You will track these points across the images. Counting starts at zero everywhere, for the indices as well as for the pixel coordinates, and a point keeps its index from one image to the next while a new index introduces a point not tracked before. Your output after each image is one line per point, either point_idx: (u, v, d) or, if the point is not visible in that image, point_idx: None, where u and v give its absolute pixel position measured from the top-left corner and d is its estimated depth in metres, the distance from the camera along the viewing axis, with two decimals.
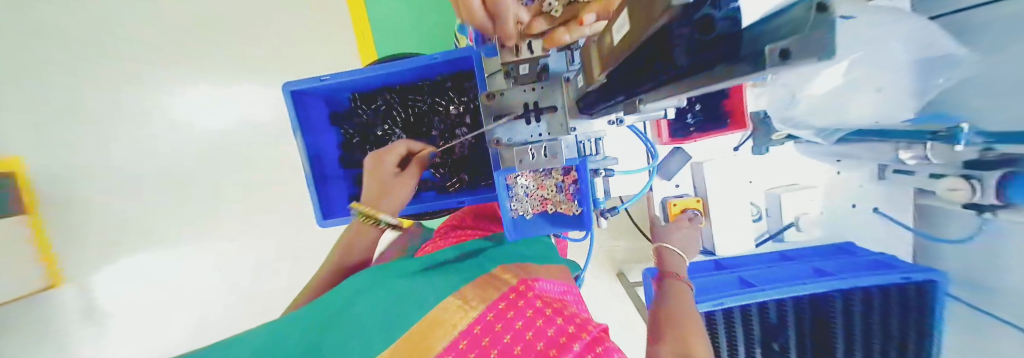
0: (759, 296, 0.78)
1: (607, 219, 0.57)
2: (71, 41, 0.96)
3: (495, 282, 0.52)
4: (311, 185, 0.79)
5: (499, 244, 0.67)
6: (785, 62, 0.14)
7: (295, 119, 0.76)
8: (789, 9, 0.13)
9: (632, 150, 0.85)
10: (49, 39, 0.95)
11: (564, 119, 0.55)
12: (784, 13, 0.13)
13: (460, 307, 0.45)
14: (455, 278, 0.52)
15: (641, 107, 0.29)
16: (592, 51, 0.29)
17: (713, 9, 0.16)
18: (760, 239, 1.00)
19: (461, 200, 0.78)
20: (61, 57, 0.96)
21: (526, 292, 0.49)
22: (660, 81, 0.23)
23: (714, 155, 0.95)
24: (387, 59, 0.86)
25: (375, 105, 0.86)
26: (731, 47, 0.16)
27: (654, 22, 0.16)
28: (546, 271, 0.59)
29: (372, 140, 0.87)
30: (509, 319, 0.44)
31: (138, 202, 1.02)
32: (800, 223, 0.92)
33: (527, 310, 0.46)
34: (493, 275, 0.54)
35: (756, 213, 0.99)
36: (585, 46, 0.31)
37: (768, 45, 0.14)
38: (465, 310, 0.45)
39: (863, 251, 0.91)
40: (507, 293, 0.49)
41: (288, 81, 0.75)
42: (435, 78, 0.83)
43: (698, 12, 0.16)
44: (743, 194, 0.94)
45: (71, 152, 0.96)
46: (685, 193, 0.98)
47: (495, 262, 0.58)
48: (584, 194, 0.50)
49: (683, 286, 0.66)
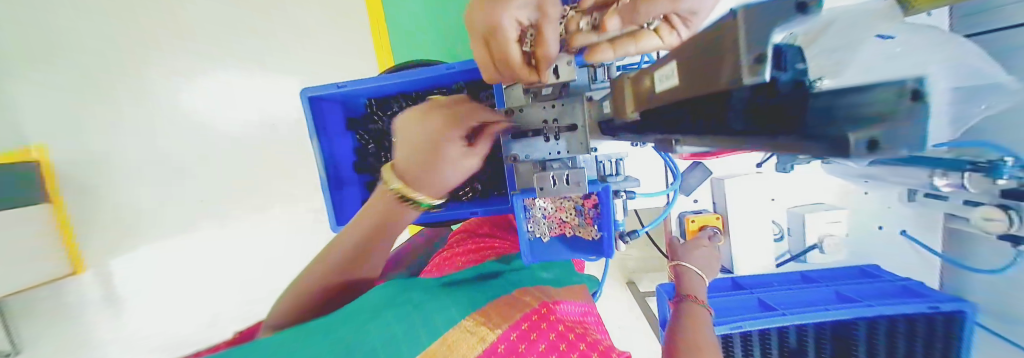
0: (779, 321, 0.76)
1: (626, 243, 0.55)
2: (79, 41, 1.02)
3: (516, 302, 0.53)
4: (326, 190, 0.81)
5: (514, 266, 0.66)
6: (869, 153, 0.13)
7: (313, 126, 0.77)
8: (876, 89, 0.12)
9: (651, 166, 0.84)
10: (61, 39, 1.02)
11: (585, 137, 0.52)
12: (867, 93, 0.12)
13: (484, 323, 0.46)
14: (478, 295, 0.52)
15: (677, 147, 0.27)
16: (626, 86, 0.27)
17: (777, 72, 0.15)
18: (780, 259, 0.97)
19: (473, 210, 0.75)
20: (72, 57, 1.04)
21: (548, 316, 0.51)
22: (704, 131, 0.21)
23: (736, 171, 0.93)
24: (404, 65, 0.85)
25: (390, 111, 0.85)
26: (797, 112, 0.15)
27: (716, 89, 0.14)
28: (567, 294, 0.61)
29: (388, 147, 0.87)
30: (532, 341, 0.45)
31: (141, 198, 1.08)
32: (823, 245, 0.89)
33: (549, 334, 0.47)
34: (516, 296, 0.54)
35: (778, 232, 0.96)
36: (618, 79, 0.29)
37: (847, 131, 0.13)
38: (488, 329, 0.45)
39: (890, 275, 0.86)
40: (529, 314, 0.50)
41: (307, 87, 0.76)
42: (451, 86, 0.82)
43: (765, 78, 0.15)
44: (764, 212, 0.92)
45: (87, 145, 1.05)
46: (704, 208, 0.96)
47: (516, 284, 0.58)
48: (606, 219, 0.48)
49: (701, 312, 0.62)
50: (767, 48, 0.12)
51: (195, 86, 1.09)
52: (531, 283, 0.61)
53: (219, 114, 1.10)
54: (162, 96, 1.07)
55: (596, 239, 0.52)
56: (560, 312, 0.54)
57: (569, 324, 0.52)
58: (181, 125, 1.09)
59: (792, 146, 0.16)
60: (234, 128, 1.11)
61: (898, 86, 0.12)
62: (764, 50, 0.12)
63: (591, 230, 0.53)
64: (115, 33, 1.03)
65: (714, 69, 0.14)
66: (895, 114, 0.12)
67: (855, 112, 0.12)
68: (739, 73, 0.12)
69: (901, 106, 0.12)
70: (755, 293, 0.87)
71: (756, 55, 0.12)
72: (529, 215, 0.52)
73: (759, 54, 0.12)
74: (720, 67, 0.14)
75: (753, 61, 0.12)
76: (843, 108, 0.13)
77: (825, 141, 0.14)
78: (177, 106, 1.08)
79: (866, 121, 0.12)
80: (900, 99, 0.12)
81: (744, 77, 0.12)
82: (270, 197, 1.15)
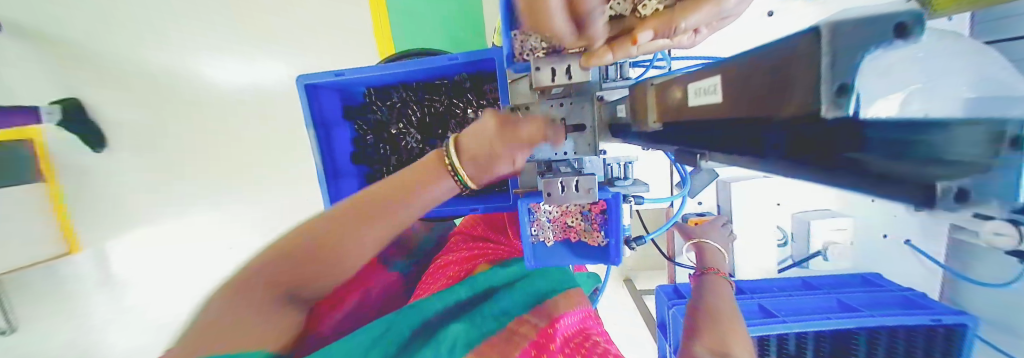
0: (780, 328, 0.75)
1: (632, 249, 0.54)
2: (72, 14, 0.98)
3: (515, 338, 0.52)
4: (323, 182, 0.79)
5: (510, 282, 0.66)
6: (955, 204, 0.11)
7: (309, 115, 0.75)
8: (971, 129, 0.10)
9: (659, 167, 0.84)
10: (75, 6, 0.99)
11: (593, 138, 0.50)
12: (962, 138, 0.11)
13: None
14: (473, 333, 0.52)
15: (703, 163, 0.24)
16: (650, 94, 0.26)
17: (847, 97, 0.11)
18: (782, 264, 0.96)
19: (474, 208, 0.71)
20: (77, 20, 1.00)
21: (548, 345, 0.50)
22: (742, 152, 0.19)
23: (743, 175, 0.91)
24: (407, 54, 0.82)
25: (390, 101, 0.82)
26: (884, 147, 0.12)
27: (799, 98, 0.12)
28: (568, 301, 0.60)
29: (386, 138, 0.84)
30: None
31: (186, 168, 1.09)
32: (827, 253, 0.88)
33: None
34: (511, 331, 0.53)
35: (781, 237, 0.94)
36: (643, 82, 0.27)
37: None
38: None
39: (891, 284, 0.84)
40: (529, 350, 0.50)
41: (303, 74, 0.73)
42: (454, 77, 0.79)
43: (828, 98, 0.11)
44: (768, 217, 0.91)
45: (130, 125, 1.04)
46: (707, 211, 0.94)
47: (512, 313, 0.57)
48: (612, 225, 0.48)
49: (722, 281, 0.68)
50: (852, 80, 0.10)
51: (193, 64, 1.06)
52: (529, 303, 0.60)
53: (216, 92, 1.08)
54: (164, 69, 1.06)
55: (602, 246, 0.51)
56: (561, 329, 0.53)
57: (572, 341, 0.51)
58: (182, 104, 1.08)
59: (849, 179, 0.14)
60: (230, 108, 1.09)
61: (996, 130, 0.10)
62: (851, 81, 0.10)
63: (597, 236, 0.51)
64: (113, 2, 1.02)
65: (783, 91, 0.13)
66: (988, 164, 0.10)
67: (950, 161, 0.11)
68: (818, 103, 0.11)
69: (996, 157, 0.10)
70: (756, 298, 0.86)
71: (838, 85, 0.11)
72: (533, 219, 0.51)
73: (840, 86, 0.10)
74: (788, 89, 0.13)
75: (832, 94, 0.11)
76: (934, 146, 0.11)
77: (912, 182, 0.12)
78: (170, 84, 1.07)
79: (958, 168, 0.11)
80: (996, 155, 0.10)
81: (822, 107, 0.11)
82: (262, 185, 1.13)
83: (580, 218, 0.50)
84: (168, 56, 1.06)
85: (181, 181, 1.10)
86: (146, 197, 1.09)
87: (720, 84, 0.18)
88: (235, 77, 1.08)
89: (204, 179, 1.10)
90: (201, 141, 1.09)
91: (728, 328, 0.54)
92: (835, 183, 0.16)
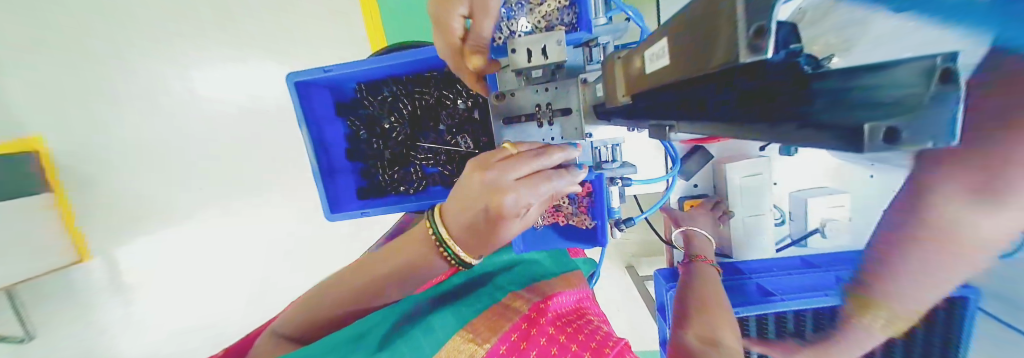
0: (777, 307, 0.76)
1: (621, 230, 0.59)
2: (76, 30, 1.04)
3: (506, 313, 0.53)
4: (319, 181, 0.80)
5: (507, 268, 0.67)
6: (887, 146, 0.11)
7: (301, 112, 0.75)
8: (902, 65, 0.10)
9: (654, 152, 0.83)
10: (77, 20, 1.04)
11: (580, 123, 0.50)
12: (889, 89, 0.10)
13: (471, 341, 0.47)
14: (467, 310, 0.53)
15: (670, 136, 0.25)
16: (621, 72, 0.27)
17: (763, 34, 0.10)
18: (781, 244, 0.96)
19: None
20: (79, 34, 1.05)
21: (538, 319, 0.51)
22: (704, 123, 0.19)
23: (740, 156, 0.90)
24: (395, 48, 0.82)
25: (380, 96, 0.81)
26: (827, 104, 0.12)
27: (736, 39, 0.11)
28: (563, 281, 0.61)
29: (379, 133, 0.84)
30: (522, 350, 0.46)
31: (187, 171, 1.13)
32: (826, 229, 0.86)
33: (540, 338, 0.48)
34: (506, 305, 0.55)
35: (779, 217, 0.94)
36: (619, 58, 0.28)
37: (867, 122, 0.10)
38: (477, 346, 0.46)
39: None
40: (519, 323, 0.50)
41: (293, 72, 0.73)
42: (444, 69, 0.78)
43: (756, 40, 0.11)
44: (766, 198, 0.89)
45: (135, 133, 1.10)
46: (703, 193, 0.95)
47: (505, 290, 0.58)
48: (599, 206, 0.51)
49: (711, 270, 0.69)
50: (769, 19, 0.10)
51: (187, 69, 1.08)
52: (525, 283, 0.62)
53: (209, 98, 1.09)
54: (161, 78, 1.09)
55: (590, 227, 0.54)
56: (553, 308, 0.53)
57: (562, 320, 0.52)
58: (182, 110, 1.10)
59: (809, 137, 0.13)
60: (225, 114, 1.10)
61: None
62: (767, 21, 0.10)
63: (584, 218, 0.54)
64: (114, 17, 1.05)
65: (716, 36, 0.13)
66: (918, 105, 0.10)
67: (885, 105, 0.10)
68: (738, 49, 0.11)
69: (932, 95, 0.09)
70: (753, 277, 0.87)
71: (756, 26, 0.10)
72: None
73: (758, 28, 0.10)
74: (716, 44, 0.13)
75: (752, 36, 0.11)
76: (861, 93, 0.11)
77: (839, 132, 0.12)
78: (168, 92, 1.09)
79: (884, 112, 0.10)
80: (934, 89, 0.09)
81: (743, 52, 0.11)
82: (259, 186, 1.15)
83: (566, 200, 0.54)
84: (167, 64, 1.08)
85: (183, 185, 1.14)
86: (153, 202, 1.14)
87: (671, 48, 0.18)
88: (228, 81, 1.09)
89: (203, 181, 1.14)
90: (198, 145, 1.12)
91: (711, 312, 0.57)
92: (780, 139, 0.16)
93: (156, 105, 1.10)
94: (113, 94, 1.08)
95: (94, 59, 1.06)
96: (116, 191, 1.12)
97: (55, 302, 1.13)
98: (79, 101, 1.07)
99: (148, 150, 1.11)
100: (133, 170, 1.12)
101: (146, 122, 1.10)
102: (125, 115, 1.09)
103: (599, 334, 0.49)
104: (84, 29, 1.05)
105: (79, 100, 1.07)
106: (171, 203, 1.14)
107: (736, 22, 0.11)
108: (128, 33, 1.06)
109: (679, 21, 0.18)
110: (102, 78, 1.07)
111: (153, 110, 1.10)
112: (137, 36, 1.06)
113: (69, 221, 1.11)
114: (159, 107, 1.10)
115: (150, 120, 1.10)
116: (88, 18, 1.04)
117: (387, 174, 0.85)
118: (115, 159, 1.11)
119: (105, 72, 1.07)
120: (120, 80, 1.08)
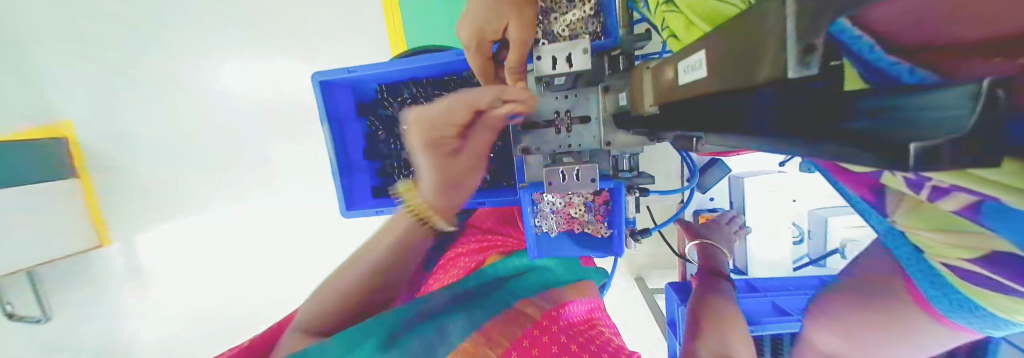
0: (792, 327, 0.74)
1: (637, 240, 0.59)
2: (117, 27, 1.11)
3: (520, 318, 0.53)
4: (337, 177, 0.82)
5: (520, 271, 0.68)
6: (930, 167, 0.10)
7: (323, 111, 0.78)
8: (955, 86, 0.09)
9: (670, 164, 0.83)
10: (119, 18, 1.11)
11: (598, 130, 0.51)
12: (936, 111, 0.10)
13: (484, 344, 0.46)
14: (479, 313, 0.53)
15: (697, 147, 0.26)
16: (649, 83, 0.29)
17: (811, 52, 0.11)
18: (798, 263, 0.93)
19: (482, 201, 0.68)
20: (119, 30, 1.11)
21: (550, 327, 0.51)
22: (734, 135, 0.20)
23: (757, 170, 0.89)
24: (416, 51, 0.84)
25: (400, 97, 0.83)
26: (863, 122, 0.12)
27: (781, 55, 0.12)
28: (576, 290, 0.62)
29: (396, 133, 0.85)
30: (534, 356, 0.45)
31: (210, 163, 1.17)
32: (845, 250, 0.85)
33: (552, 347, 0.47)
34: (519, 310, 0.55)
35: (797, 235, 0.92)
36: (648, 68, 0.29)
37: (915, 140, 0.10)
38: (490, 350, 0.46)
39: None
40: (532, 329, 0.50)
41: (319, 71, 0.76)
42: (463, 73, 0.79)
43: (808, 56, 0.11)
44: (782, 214, 0.88)
45: (164, 125, 1.16)
46: (718, 207, 0.93)
47: (518, 294, 0.59)
48: (616, 215, 0.55)
49: (728, 287, 0.67)
50: (817, 39, 0.10)
51: (215, 65, 1.13)
52: (539, 287, 0.62)
53: (235, 95, 1.14)
54: (190, 74, 1.14)
55: (606, 236, 0.57)
56: (564, 316, 0.54)
57: (575, 327, 0.52)
58: (206, 104, 1.15)
59: (848, 154, 0.13)
60: (249, 110, 1.14)
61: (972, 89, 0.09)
62: (819, 40, 0.10)
63: (601, 227, 0.57)
64: (150, 15, 1.10)
65: (762, 50, 0.13)
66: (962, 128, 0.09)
67: (927, 126, 0.10)
68: (788, 65, 0.11)
69: None
70: (769, 296, 0.84)
71: (805, 43, 0.11)
72: (537, 210, 0.57)
73: (807, 45, 0.11)
74: (759, 58, 0.14)
75: (800, 55, 0.11)
76: (908, 111, 0.10)
77: (875, 151, 0.11)
78: (194, 87, 1.14)
79: (927, 134, 0.10)
80: (979, 114, 0.09)
81: (791, 68, 0.11)
82: (275, 181, 1.18)
83: (584, 208, 0.56)
84: (196, 60, 1.13)
85: (204, 177, 1.18)
86: (177, 191, 1.19)
87: (706, 60, 0.19)
88: (253, 78, 1.12)
89: (223, 174, 1.17)
90: (221, 138, 1.16)
91: (724, 327, 0.56)
92: (811, 153, 0.16)
93: (185, 99, 1.15)
94: (146, 89, 1.14)
95: (130, 54, 1.12)
96: (146, 179, 1.18)
97: (78, 280, 1.20)
98: (116, 94, 1.14)
99: (176, 142, 1.17)
100: (163, 161, 1.17)
101: (174, 115, 1.16)
102: (157, 109, 1.15)
103: (611, 346, 0.48)
104: (124, 25, 1.11)
105: (113, 93, 1.14)
106: (193, 194, 1.19)
107: (781, 38, 0.12)
108: (161, 30, 1.11)
109: (719, 37, 0.18)
110: (137, 73, 1.14)
111: (182, 104, 1.15)
112: (171, 33, 1.11)
113: (95, 205, 1.19)
114: (187, 101, 1.15)
115: (179, 114, 1.16)
116: (127, 15, 1.10)
117: (402, 174, 0.87)
118: (146, 150, 1.17)
119: (139, 67, 1.13)
120: (154, 75, 1.14)
